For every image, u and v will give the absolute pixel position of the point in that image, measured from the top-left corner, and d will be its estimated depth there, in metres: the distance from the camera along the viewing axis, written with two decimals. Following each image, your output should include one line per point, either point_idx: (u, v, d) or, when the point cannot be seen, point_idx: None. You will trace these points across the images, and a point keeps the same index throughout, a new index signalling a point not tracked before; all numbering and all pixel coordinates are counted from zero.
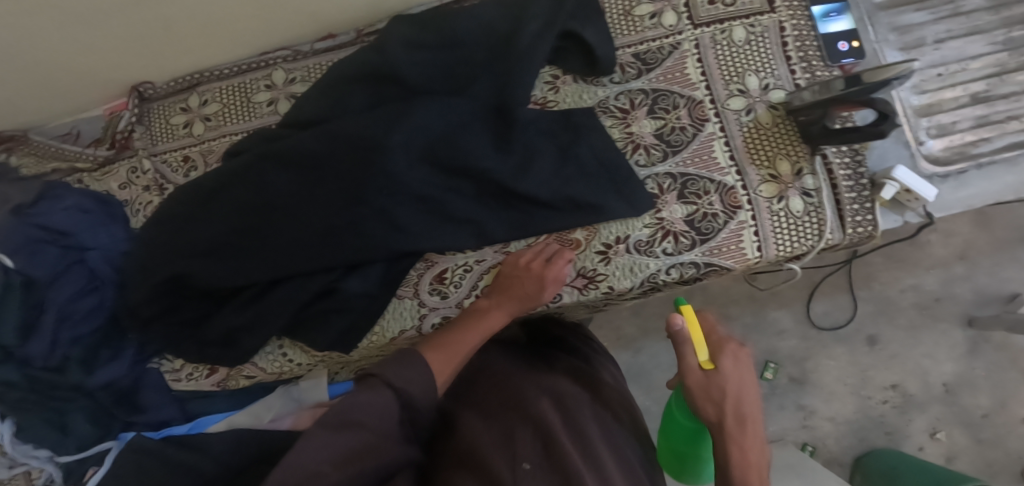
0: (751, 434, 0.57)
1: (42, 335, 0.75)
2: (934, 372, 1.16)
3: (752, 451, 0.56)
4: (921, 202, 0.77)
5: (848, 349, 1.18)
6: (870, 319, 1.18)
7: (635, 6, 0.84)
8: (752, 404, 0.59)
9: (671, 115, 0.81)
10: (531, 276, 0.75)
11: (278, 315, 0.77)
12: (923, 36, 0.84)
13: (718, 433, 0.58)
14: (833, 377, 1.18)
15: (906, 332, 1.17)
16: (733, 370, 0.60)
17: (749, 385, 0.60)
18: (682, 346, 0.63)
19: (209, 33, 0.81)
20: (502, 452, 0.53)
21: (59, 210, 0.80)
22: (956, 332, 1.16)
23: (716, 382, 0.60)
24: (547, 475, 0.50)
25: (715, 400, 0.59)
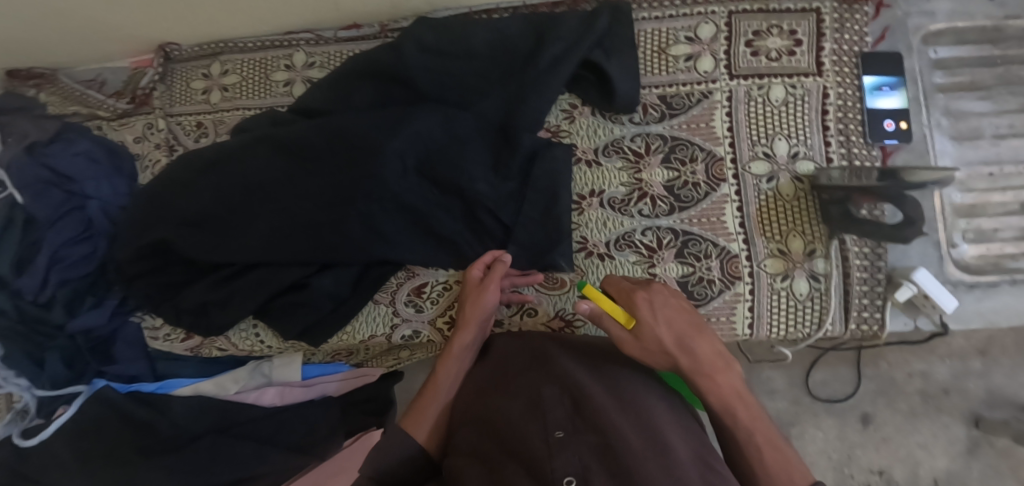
0: (711, 362, 0.56)
1: (35, 272, 0.79)
2: (926, 466, 0.92)
3: (724, 376, 0.55)
4: (939, 310, 0.71)
5: (837, 422, 0.95)
6: (869, 398, 0.94)
7: (671, 45, 0.80)
8: (690, 332, 0.57)
9: (686, 168, 0.77)
10: (474, 299, 0.68)
11: (247, 297, 0.78)
12: (979, 128, 0.78)
13: (682, 375, 0.56)
14: (817, 448, 0.94)
15: (904, 417, 0.93)
16: (655, 318, 0.57)
17: (677, 315, 0.59)
18: (601, 319, 0.60)
19: (232, 6, 0.81)
20: (532, 426, 0.50)
21: (68, 154, 0.83)
22: (958, 428, 0.92)
23: (649, 336, 0.57)
24: (582, 442, 0.48)
25: (658, 352, 0.57)
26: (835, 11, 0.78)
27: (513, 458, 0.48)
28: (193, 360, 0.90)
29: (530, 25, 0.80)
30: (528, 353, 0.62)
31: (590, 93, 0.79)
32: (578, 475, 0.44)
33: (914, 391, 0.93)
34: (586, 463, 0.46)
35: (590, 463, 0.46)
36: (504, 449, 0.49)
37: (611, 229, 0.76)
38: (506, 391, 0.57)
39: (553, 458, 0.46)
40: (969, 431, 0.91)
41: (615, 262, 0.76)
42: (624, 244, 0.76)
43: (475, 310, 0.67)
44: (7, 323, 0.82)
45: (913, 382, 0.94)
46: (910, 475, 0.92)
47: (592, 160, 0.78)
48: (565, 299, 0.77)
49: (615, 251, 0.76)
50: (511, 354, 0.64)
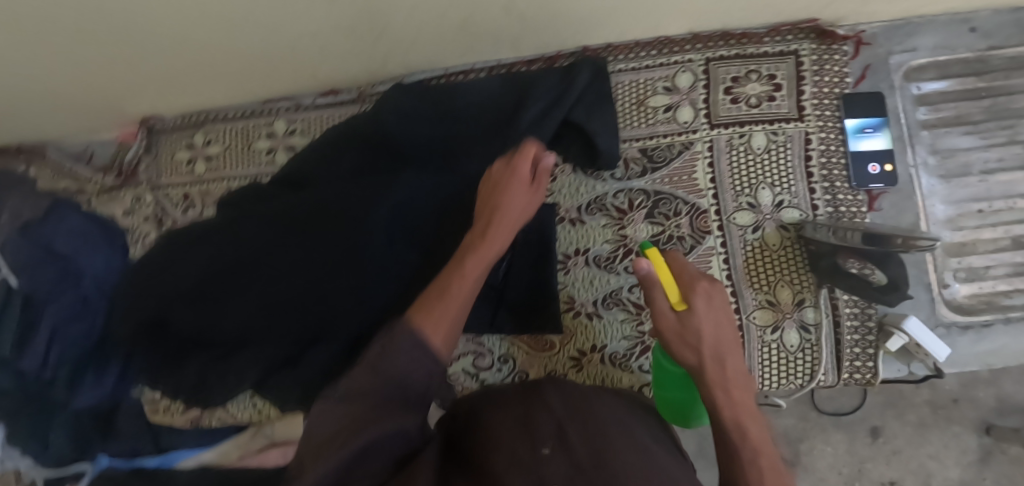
0: (735, 378, 0.55)
1: (36, 350, 0.73)
2: (938, 476, 0.89)
3: (741, 396, 0.54)
4: (931, 357, 0.69)
5: (846, 436, 0.92)
6: (877, 410, 0.91)
7: (649, 96, 0.79)
8: (729, 343, 0.56)
9: (671, 222, 0.76)
10: (514, 199, 0.65)
11: (248, 372, 0.79)
12: (968, 164, 0.76)
13: (702, 378, 0.55)
14: (827, 463, 0.91)
15: (914, 428, 0.90)
16: (709, 311, 0.55)
17: (726, 323, 0.56)
18: (652, 288, 0.57)
19: (211, 81, 0.81)
20: (516, 442, 0.49)
21: (63, 230, 0.76)
22: (969, 437, 0.90)
23: (691, 325, 0.55)
24: (571, 454, 0.46)
25: (692, 347, 0.55)
26: (813, 53, 0.77)
27: (493, 460, 0.46)
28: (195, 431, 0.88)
29: (509, 85, 0.81)
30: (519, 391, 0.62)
31: (576, 152, 0.78)
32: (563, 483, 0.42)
33: (921, 402, 0.91)
34: (571, 475, 0.44)
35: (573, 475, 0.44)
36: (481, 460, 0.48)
37: (598, 287, 0.76)
38: (490, 413, 0.56)
39: (538, 470, 0.44)
40: (980, 439, 0.89)
41: (604, 321, 0.76)
42: (612, 302, 0.76)
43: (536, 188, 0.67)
44: (13, 401, 0.78)
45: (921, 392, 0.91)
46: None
47: (575, 218, 0.78)
48: (555, 361, 0.76)
49: (603, 309, 0.76)
50: (497, 391, 0.63)
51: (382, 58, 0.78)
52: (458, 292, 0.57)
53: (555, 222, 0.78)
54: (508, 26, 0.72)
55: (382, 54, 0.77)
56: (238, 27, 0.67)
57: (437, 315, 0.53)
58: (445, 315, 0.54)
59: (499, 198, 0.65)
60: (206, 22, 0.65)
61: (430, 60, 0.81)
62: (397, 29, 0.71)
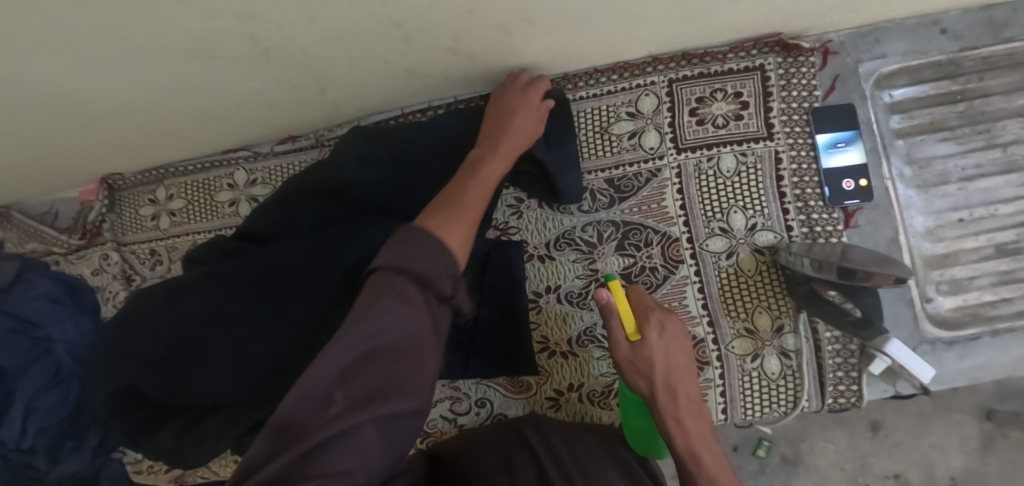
0: (688, 404, 0.57)
1: (10, 424, 0.80)
2: (942, 466, 0.87)
3: (694, 424, 0.57)
4: (916, 377, 0.66)
5: (847, 433, 0.89)
6: (876, 405, 0.89)
7: (613, 123, 0.77)
8: (681, 370, 0.58)
9: (642, 253, 0.74)
10: (520, 129, 0.68)
11: (213, 439, 0.76)
12: (946, 173, 0.73)
13: (654, 405, 0.58)
14: (829, 461, 0.89)
15: (915, 419, 0.88)
16: (661, 340, 0.57)
17: (680, 348, 0.58)
18: (610, 318, 0.59)
19: (162, 139, 0.80)
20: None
21: (29, 298, 0.82)
22: (971, 425, 0.87)
23: (643, 355, 0.57)
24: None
25: (644, 374, 0.58)
26: (779, 67, 0.74)
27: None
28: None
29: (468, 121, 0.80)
30: (499, 431, 0.68)
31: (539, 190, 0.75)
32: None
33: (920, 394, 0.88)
34: None
35: None
36: None
37: (572, 324, 0.75)
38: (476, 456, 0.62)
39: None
40: (982, 426, 0.87)
41: (580, 359, 0.74)
42: (587, 339, 0.74)
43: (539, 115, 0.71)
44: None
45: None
46: (926, 477, 0.87)
47: (544, 254, 0.76)
48: (533, 401, 0.75)
49: (578, 347, 0.74)
50: (479, 432, 0.69)
51: (334, 105, 0.77)
52: (472, 197, 0.59)
53: (524, 260, 0.76)
54: (457, 65, 0.70)
55: (334, 101, 0.76)
56: (179, 88, 0.66)
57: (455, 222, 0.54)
58: (461, 219, 0.55)
59: (503, 127, 0.68)
60: (144, 87, 0.64)
61: (385, 101, 0.78)
62: (342, 77, 0.69)
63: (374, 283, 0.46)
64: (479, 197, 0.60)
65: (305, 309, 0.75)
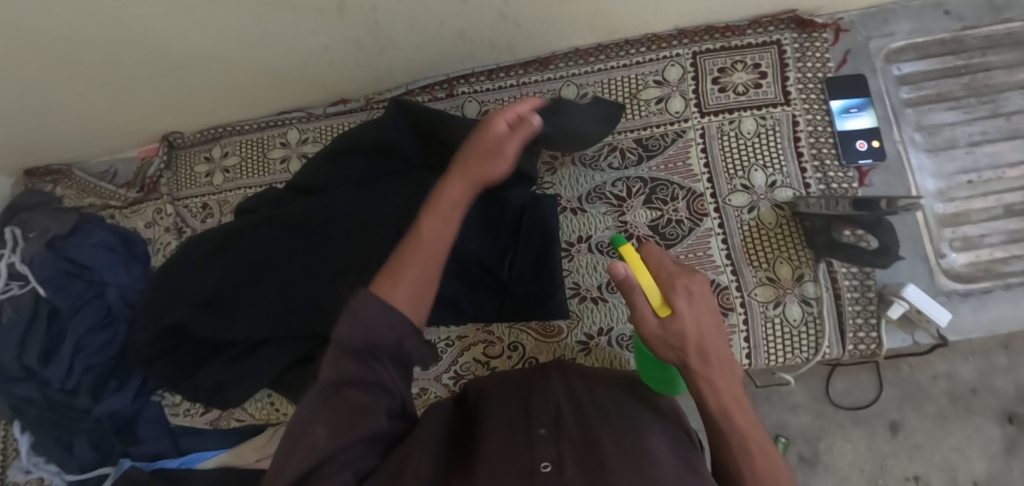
0: (723, 371, 0.51)
1: (61, 361, 0.83)
2: (964, 470, 0.83)
3: (729, 387, 0.51)
4: (933, 323, 0.71)
5: (866, 433, 0.86)
6: (894, 403, 0.86)
7: (641, 90, 0.83)
8: (713, 335, 0.51)
9: (669, 207, 0.79)
10: (498, 152, 0.60)
11: (261, 373, 0.81)
12: (954, 138, 0.79)
13: (686, 372, 0.51)
14: (848, 461, 0.85)
15: (934, 421, 0.85)
16: (691, 309, 0.49)
17: (709, 316, 0.51)
18: (631, 293, 0.51)
19: (226, 98, 0.87)
20: (517, 423, 0.52)
21: (87, 246, 0.89)
22: (993, 428, 0.84)
23: (674, 329, 0.49)
24: (564, 438, 0.49)
25: (675, 347, 0.50)
26: (795, 41, 0.80)
27: (490, 444, 0.48)
28: (215, 432, 0.90)
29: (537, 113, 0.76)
30: (521, 378, 0.65)
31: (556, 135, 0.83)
32: (555, 459, 0.45)
33: (939, 393, 0.85)
34: (563, 452, 0.46)
35: (566, 452, 0.46)
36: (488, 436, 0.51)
37: (602, 273, 0.79)
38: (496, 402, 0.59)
39: (533, 449, 0.47)
40: (1004, 429, 0.84)
41: (609, 305, 0.78)
42: (616, 286, 0.79)
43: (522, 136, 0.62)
44: (39, 411, 0.86)
45: (937, 383, 0.86)
46: (948, 481, 0.83)
47: (577, 208, 0.81)
48: (563, 345, 0.79)
49: (608, 293, 0.79)
50: (501, 380, 0.65)
51: (386, 68, 0.83)
52: (432, 235, 0.55)
53: (558, 212, 0.81)
54: (503, 31, 0.77)
55: (386, 65, 0.83)
56: (254, 41, 0.73)
57: (399, 282, 0.50)
58: (414, 274, 0.51)
59: (479, 152, 0.60)
60: (224, 37, 0.71)
61: (432, 67, 0.85)
62: (399, 39, 0.76)
63: (329, 356, 0.44)
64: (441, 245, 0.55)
65: (351, 253, 0.79)
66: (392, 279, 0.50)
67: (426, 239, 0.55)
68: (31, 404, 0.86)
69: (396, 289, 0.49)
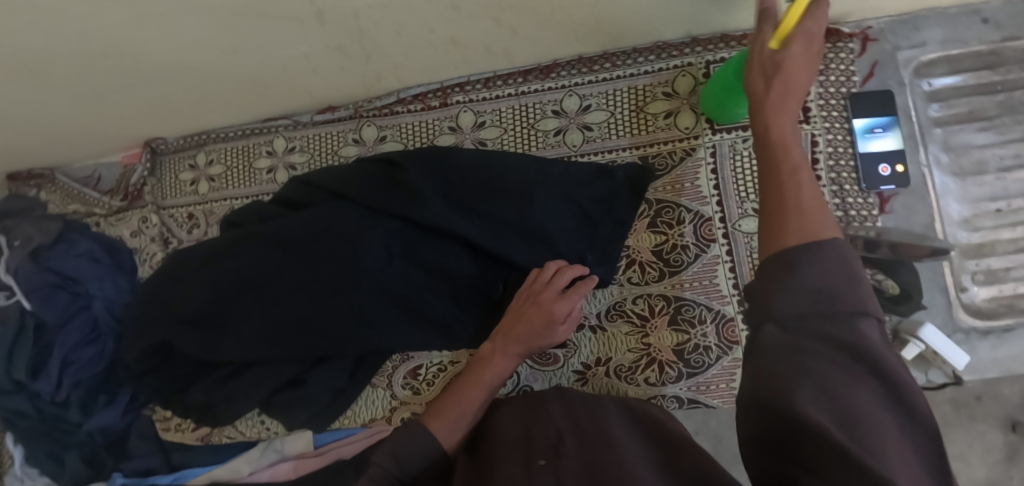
0: (808, 214, 0.41)
1: (48, 376, 0.81)
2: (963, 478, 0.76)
3: (801, 183, 0.44)
4: (949, 365, 0.68)
5: None
6: None
7: (649, 102, 0.78)
8: (795, 91, 0.47)
9: (674, 231, 0.75)
10: (534, 311, 0.67)
11: (251, 395, 0.79)
12: (983, 161, 0.73)
13: (756, 66, 0.49)
14: None
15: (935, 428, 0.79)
16: (806, 38, 0.46)
17: (804, 68, 0.47)
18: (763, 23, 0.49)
19: (208, 104, 0.82)
20: (517, 454, 0.49)
21: (71, 256, 0.85)
22: (996, 435, 0.76)
23: (769, 59, 0.48)
24: (564, 465, 0.45)
25: (764, 75, 0.48)
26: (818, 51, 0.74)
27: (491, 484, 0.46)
28: (205, 448, 0.88)
29: (591, 197, 0.74)
30: (521, 404, 0.62)
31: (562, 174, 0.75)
32: None
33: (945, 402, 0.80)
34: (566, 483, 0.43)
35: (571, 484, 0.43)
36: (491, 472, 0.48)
37: (600, 299, 0.75)
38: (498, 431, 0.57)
39: (531, 481, 0.44)
40: (1007, 437, 0.76)
41: (607, 334, 0.75)
42: (616, 314, 0.75)
43: (548, 309, 0.67)
44: (31, 424, 0.85)
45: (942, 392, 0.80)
46: None
47: None
48: (560, 374, 0.76)
49: (607, 322, 0.75)
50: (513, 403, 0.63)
51: (375, 75, 0.78)
52: (485, 376, 0.67)
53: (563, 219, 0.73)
54: (501, 38, 0.71)
55: (376, 71, 0.77)
56: (230, 48, 0.67)
57: (455, 414, 0.62)
58: (452, 413, 0.62)
59: (519, 319, 0.68)
60: (198, 45, 0.66)
61: (425, 75, 0.79)
62: (387, 46, 0.70)
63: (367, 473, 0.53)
64: (474, 400, 0.64)
65: (337, 273, 0.75)
66: (439, 412, 0.63)
67: (481, 377, 0.67)
68: (24, 418, 0.84)
69: (441, 423, 0.61)
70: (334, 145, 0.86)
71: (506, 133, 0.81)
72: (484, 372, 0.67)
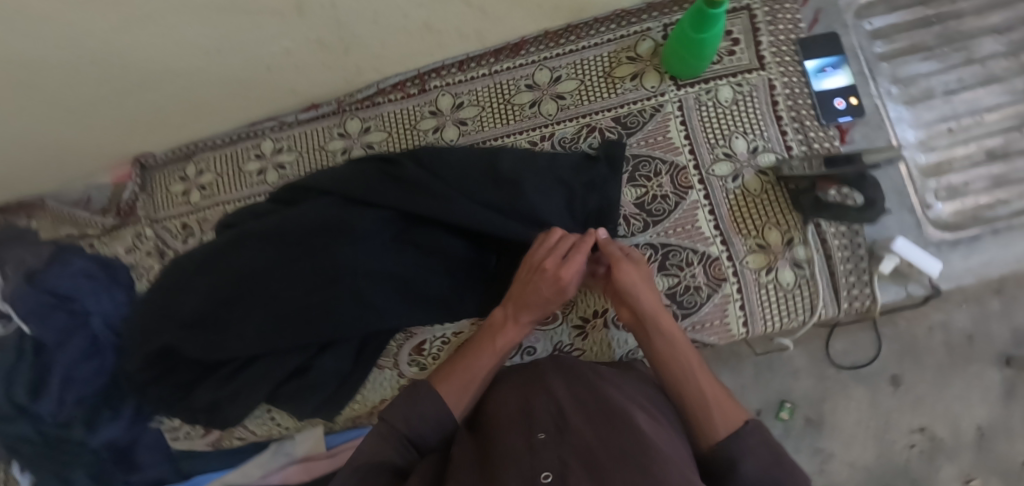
0: (721, 409, 0.55)
1: (51, 395, 0.79)
2: (966, 417, 0.87)
3: (698, 377, 0.59)
4: (925, 274, 0.73)
5: (868, 388, 0.90)
6: (894, 358, 0.89)
7: (615, 68, 0.82)
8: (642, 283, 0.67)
9: (653, 182, 0.78)
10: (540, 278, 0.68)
11: (258, 390, 0.79)
12: (930, 88, 0.79)
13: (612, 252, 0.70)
14: (853, 420, 0.89)
15: (935, 373, 0.88)
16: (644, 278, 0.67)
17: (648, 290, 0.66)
18: None
19: (195, 111, 0.85)
20: (517, 430, 0.50)
21: (67, 275, 0.83)
22: (991, 373, 0.88)
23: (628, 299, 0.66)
24: (563, 439, 0.46)
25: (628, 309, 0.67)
26: (764, 5, 0.80)
27: (488, 461, 0.47)
28: (215, 453, 0.90)
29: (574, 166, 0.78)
30: (523, 376, 0.62)
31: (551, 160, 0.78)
32: (557, 468, 0.43)
33: (937, 344, 0.88)
34: (564, 457, 0.44)
35: (568, 456, 0.44)
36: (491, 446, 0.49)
37: None
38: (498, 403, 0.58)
39: (534, 454, 0.45)
40: (1003, 373, 0.87)
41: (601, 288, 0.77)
42: None
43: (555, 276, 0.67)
44: (33, 449, 0.84)
45: (935, 336, 0.89)
46: (953, 430, 0.87)
47: None
48: (560, 331, 0.78)
49: None
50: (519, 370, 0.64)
51: (355, 67, 0.82)
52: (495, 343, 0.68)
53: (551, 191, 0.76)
54: (471, 19, 0.76)
55: (356, 64, 0.81)
56: (215, 49, 0.71)
57: (464, 380, 0.64)
58: (461, 379, 0.64)
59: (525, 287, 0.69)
60: (185, 48, 0.69)
61: (402, 64, 0.84)
62: (363, 35, 0.74)
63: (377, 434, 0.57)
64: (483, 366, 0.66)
65: (332, 261, 0.76)
66: (449, 379, 0.65)
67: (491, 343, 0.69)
68: (27, 443, 0.83)
69: (450, 388, 0.63)
70: (320, 140, 0.89)
71: (484, 111, 0.85)
72: (493, 337, 0.69)
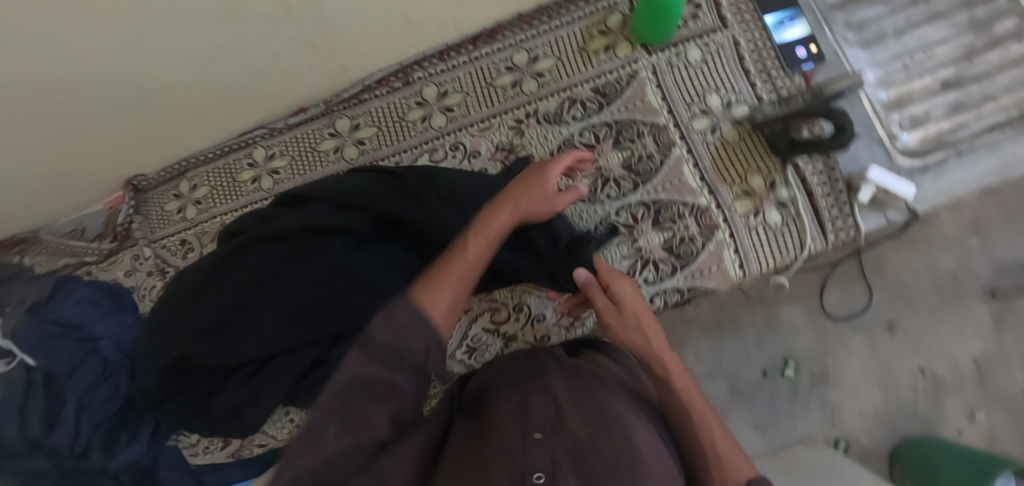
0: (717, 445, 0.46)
1: (65, 424, 0.79)
2: (961, 353, 0.92)
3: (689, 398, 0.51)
4: (901, 199, 0.77)
5: (866, 336, 0.93)
6: (887, 303, 0.93)
7: (589, 42, 0.86)
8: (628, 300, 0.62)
9: (637, 144, 0.82)
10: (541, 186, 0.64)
11: (277, 388, 0.77)
12: (881, 30, 0.84)
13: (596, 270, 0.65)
14: (856, 368, 0.93)
15: (927, 315, 0.93)
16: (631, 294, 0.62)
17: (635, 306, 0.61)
18: None
19: (186, 125, 0.86)
20: (508, 423, 0.40)
21: (71, 304, 0.85)
22: (979, 306, 0.93)
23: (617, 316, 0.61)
24: (562, 443, 0.37)
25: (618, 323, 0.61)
26: None
27: (464, 458, 0.37)
28: (236, 464, 0.92)
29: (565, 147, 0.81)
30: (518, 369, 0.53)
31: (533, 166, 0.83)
32: (549, 470, 0.34)
33: (926, 285, 0.93)
34: (559, 462, 0.35)
35: (562, 461, 0.35)
36: (472, 443, 0.39)
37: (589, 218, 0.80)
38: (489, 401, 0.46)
39: (526, 457, 0.35)
40: (990, 305, 0.93)
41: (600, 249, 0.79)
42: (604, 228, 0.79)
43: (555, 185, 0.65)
44: (53, 482, 0.83)
45: (923, 277, 0.94)
46: (951, 367, 0.92)
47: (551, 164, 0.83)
48: None
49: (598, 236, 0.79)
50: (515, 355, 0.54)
51: (341, 66, 0.84)
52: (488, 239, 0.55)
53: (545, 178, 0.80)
54: (449, 8, 0.79)
55: (341, 63, 0.84)
56: (207, 60, 0.73)
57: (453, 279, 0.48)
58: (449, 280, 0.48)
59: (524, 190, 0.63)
60: (177, 60, 0.71)
61: (385, 59, 0.87)
62: (348, 33, 0.77)
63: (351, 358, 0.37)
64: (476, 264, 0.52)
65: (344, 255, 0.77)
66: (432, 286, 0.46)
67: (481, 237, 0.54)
68: (46, 477, 0.83)
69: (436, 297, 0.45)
70: (312, 142, 0.91)
71: (468, 96, 0.89)
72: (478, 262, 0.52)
